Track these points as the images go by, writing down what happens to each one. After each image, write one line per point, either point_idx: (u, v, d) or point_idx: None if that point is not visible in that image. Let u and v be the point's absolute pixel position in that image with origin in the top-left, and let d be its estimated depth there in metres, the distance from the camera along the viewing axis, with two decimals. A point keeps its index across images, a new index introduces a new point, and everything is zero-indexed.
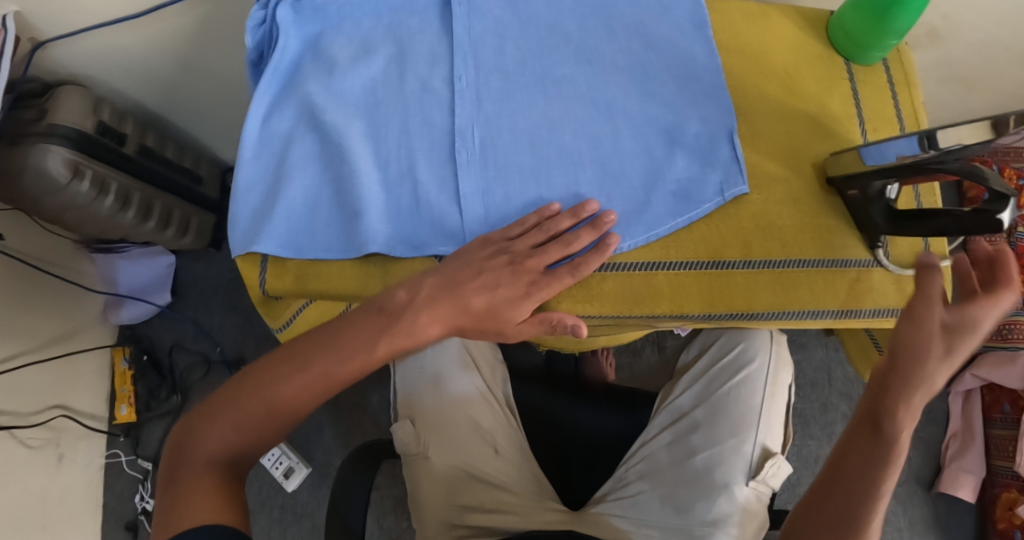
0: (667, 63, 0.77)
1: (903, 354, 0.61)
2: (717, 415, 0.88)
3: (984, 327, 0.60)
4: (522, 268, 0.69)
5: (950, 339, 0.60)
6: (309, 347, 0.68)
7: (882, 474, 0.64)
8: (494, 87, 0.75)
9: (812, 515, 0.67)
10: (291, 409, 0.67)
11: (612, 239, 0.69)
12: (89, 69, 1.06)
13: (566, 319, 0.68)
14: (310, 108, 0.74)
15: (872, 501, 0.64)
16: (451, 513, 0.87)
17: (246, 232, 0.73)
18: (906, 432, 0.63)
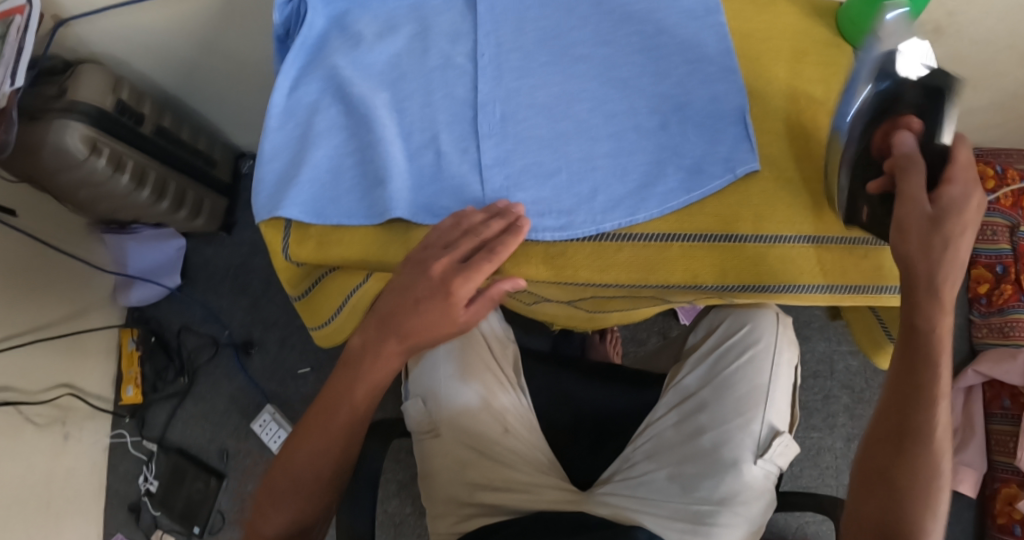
0: (678, 45, 0.75)
1: (906, 260, 0.65)
2: (723, 394, 0.85)
3: (967, 203, 0.64)
4: (432, 269, 0.69)
5: (938, 228, 0.64)
6: (307, 419, 0.77)
7: (937, 376, 0.66)
8: (514, 64, 0.75)
9: (883, 443, 0.69)
10: (309, 465, 0.75)
11: (520, 220, 0.68)
12: (111, 49, 1.08)
13: (501, 285, 0.70)
14: (336, 80, 0.76)
15: (932, 408, 0.67)
16: (462, 490, 0.82)
17: (271, 197, 0.74)
18: (947, 323, 0.66)
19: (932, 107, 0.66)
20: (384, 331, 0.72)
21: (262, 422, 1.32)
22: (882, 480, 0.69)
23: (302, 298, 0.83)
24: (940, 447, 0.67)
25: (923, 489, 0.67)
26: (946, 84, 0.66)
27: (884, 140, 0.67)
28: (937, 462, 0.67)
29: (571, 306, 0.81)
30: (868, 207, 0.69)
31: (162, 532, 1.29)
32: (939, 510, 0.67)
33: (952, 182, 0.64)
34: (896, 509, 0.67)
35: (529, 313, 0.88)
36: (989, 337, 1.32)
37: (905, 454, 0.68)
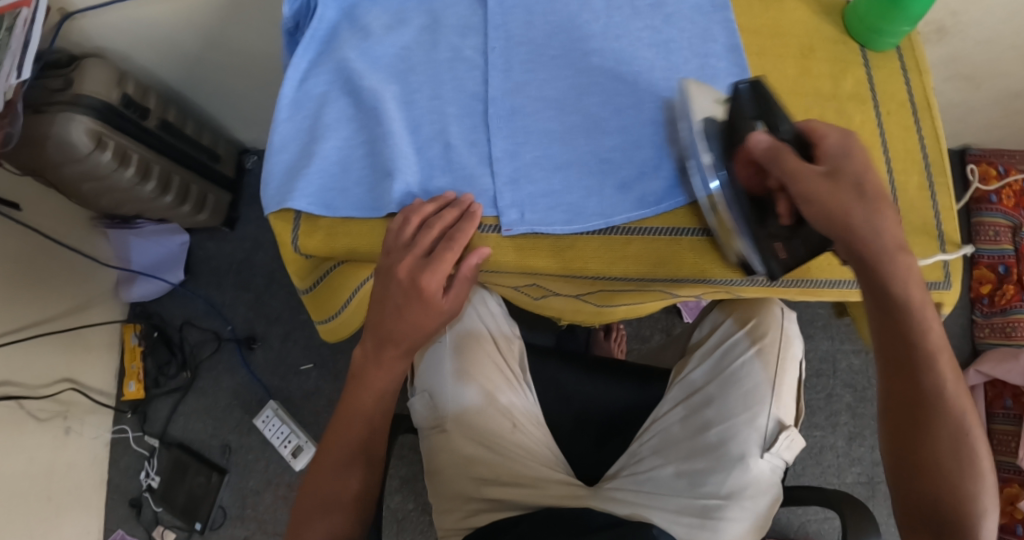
0: (688, 41, 0.76)
1: (833, 223, 0.62)
2: (729, 388, 0.85)
3: (851, 147, 0.64)
4: (398, 270, 0.70)
5: (839, 179, 0.63)
6: (326, 445, 0.77)
7: (928, 337, 0.64)
8: (524, 58, 0.75)
9: (902, 421, 0.67)
10: (342, 486, 0.74)
11: (473, 205, 0.71)
12: (116, 42, 1.08)
13: (470, 262, 0.71)
14: (346, 72, 0.76)
15: (934, 370, 0.64)
16: (468, 485, 0.82)
17: (279, 188, 0.75)
18: (909, 276, 0.63)
19: (758, 108, 0.67)
20: (381, 346, 0.74)
21: (265, 417, 1.32)
22: (912, 457, 0.66)
23: (309, 290, 0.82)
24: (959, 406, 0.65)
25: (956, 453, 0.64)
26: (758, 85, 0.67)
27: (749, 172, 0.66)
28: (961, 420, 0.65)
29: (580, 300, 0.82)
30: (781, 246, 0.67)
31: (163, 528, 1.29)
32: (983, 466, 0.64)
33: (827, 138, 0.64)
34: (938, 483, 0.65)
35: (536, 309, 0.88)
36: (991, 337, 1.32)
37: (927, 429, 0.65)
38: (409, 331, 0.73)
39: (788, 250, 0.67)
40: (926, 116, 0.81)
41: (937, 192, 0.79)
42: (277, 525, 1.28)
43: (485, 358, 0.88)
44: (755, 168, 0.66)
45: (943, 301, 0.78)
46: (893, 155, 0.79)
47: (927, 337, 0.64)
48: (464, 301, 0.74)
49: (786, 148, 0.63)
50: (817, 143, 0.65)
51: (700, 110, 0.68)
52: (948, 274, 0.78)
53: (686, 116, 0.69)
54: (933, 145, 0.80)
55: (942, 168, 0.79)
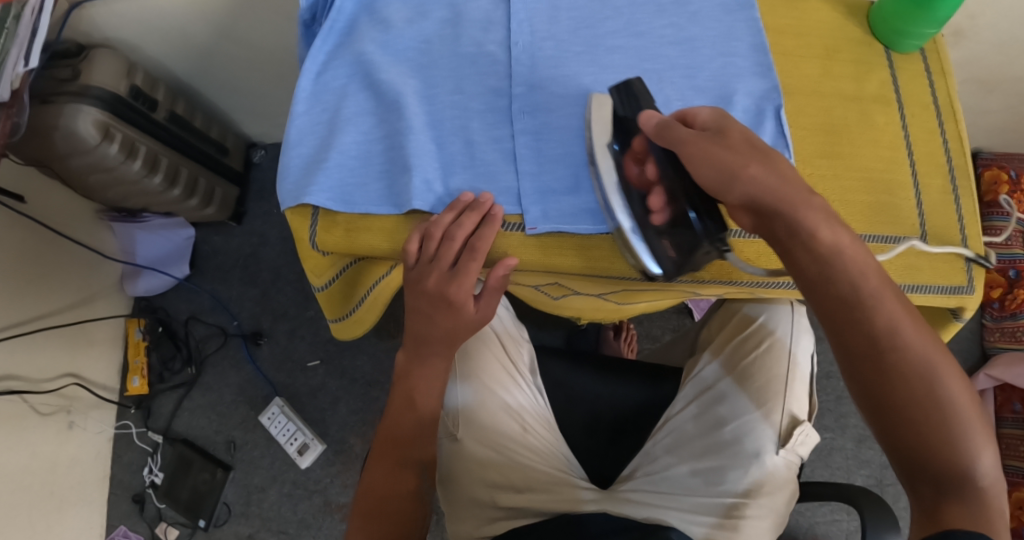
0: (713, 39, 0.75)
1: (736, 177, 0.62)
2: (741, 384, 0.84)
3: (722, 113, 0.66)
4: (427, 285, 0.70)
5: (727, 136, 0.63)
6: (372, 469, 0.75)
7: (864, 279, 0.61)
8: (548, 53, 0.75)
9: (865, 374, 0.61)
10: (396, 488, 0.74)
11: (495, 209, 0.69)
12: (125, 33, 1.06)
13: (497, 271, 0.70)
14: (366, 65, 0.76)
15: (874, 313, 0.60)
16: (480, 492, 0.81)
17: (296, 182, 0.74)
18: (823, 217, 0.61)
19: (632, 104, 0.69)
20: (416, 354, 0.74)
21: (271, 414, 1.30)
22: (886, 410, 0.60)
23: (324, 288, 0.81)
24: (920, 343, 0.59)
25: (930, 392, 0.59)
26: (626, 83, 0.70)
27: (635, 167, 0.68)
28: (925, 356, 0.60)
29: (601, 299, 0.81)
30: (669, 241, 0.67)
31: (167, 525, 1.28)
32: (962, 399, 0.59)
33: (693, 111, 0.66)
34: (920, 430, 0.59)
35: (554, 309, 0.88)
36: (1000, 342, 1.32)
37: (888, 375, 0.60)
38: (439, 335, 0.72)
39: (676, 245, 0.67)
40: (950, 121, 0.80)
41: (961, 197, 0.78)
42: (282, 522, 1.27)
43: (491, 361, 0.87)
44: (638, 162, 0.68)
45: (965, 305, 0.76)
46: (918, 159, 0.78)
47: (862, 278, 0.61)
48: (495, 309, 0.74)
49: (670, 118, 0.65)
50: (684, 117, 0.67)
51: (599, 118, 0.70)
52: (971, 278, 0.76)
53: (588, 127, 0.71)
54: (957, 146, 0.79)
55: (967, 173, 0.78)
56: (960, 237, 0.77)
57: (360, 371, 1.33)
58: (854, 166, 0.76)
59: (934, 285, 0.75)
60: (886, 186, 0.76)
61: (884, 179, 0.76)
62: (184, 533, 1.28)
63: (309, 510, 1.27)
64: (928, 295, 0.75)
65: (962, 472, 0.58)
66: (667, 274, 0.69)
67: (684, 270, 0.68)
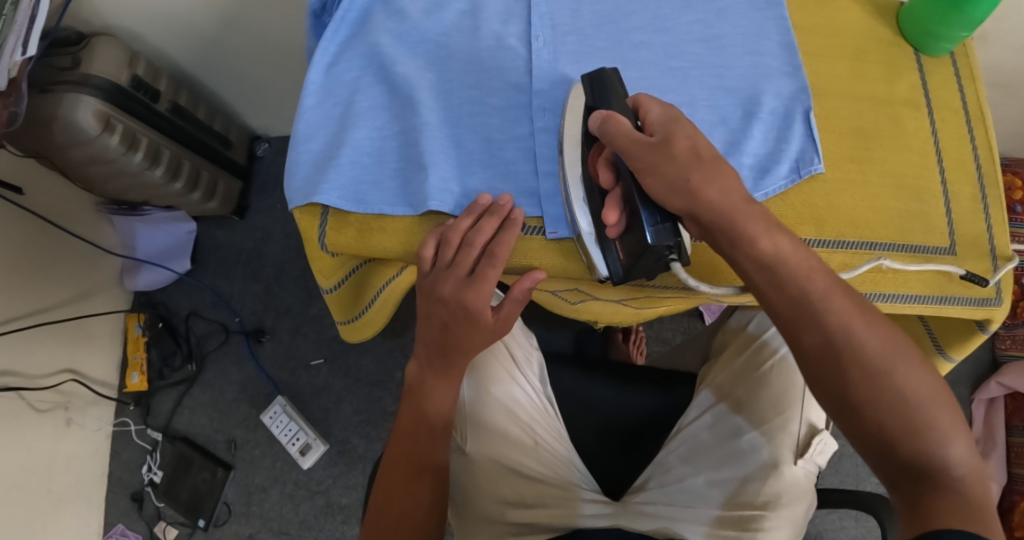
0: (741, 38, 0.77)
1: (675, 189, 0.60)
2: (758, 391, 0.81)
3: (677, 114, 0.62)
4: (442, 292, 0.67)
5: (672, 144, 0.60)
6: (382, 485, 0.71)
7: (811, 279, 0.59)
8: (570, 48, 0.74)
9: (826, 375, 0.59)
10: (412, 503, 0.69)
11: (518, 214, 0.66)
12: (126, 21, 1.03)
13: (522, 283, 0.67)
14: (379, 57, 0.73)
15: (823, 315, 0.59)
16: (493, 508, 0.78)
17: (307, 180, 0.71)
18: (764, 227, 0.59)
19: (599, 96, 0.67)
20: (430, 363, 0.71)
21: (273, 414, 1.28)
22: (850, 409, 0.59)
23: (332, 290, 0.78)
24: (874, 339, 0.59)
25: (891, 387, 0.58)
26: (598, 73, 0.67)
27: (597, 162, 0.67)
28: (881, 352, 0.59)
29: (620, 305, 0.79)
30: (620, 244, 0.66)
31: (165, 524, 1.25)
32: (926, 390, 0.58)
33: (650, 111, 0.63)
34: (887, 427, 0.58)
35: (572, 314, 0.84)
36: (1014, 350, 1.27)
37: (847, 374, 0.59)
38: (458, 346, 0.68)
39: (627, 251, 0.66)
40: (979, 125, 0.79)
41: (990, 205, 0.76)
42: (284, 523, 1.25)
43: (497, 372, 0.84)
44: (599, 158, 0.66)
45: (993, 317, 0.75)
46: (948, 164, 0.77)
47: (807, 277, 0.59)
48: (515, 321, 0.70)
49: (622, 118, 0.62)
50: (642, 118, 0.64)
51: (570, 111, 0.69)
52: (999, 290, 0.75)
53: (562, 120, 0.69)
54: (987, 155, 0.78)
55: (996, 181, 0.77)
56: (989, 248, 0.75)
57: (364, 370, 1.31)
58: (885, 170, 0.76)
59: (964, 297, 0.74)
60: (917, 193, 0.76)
61: (915, 186, 0.76)
62: (184, 533, 1.25)
63: (310, 511, 1.25)
64: (957, 307, 0.74)
65: (937, 464, 0.57)
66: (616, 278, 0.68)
67: (633, 276, 0.67)
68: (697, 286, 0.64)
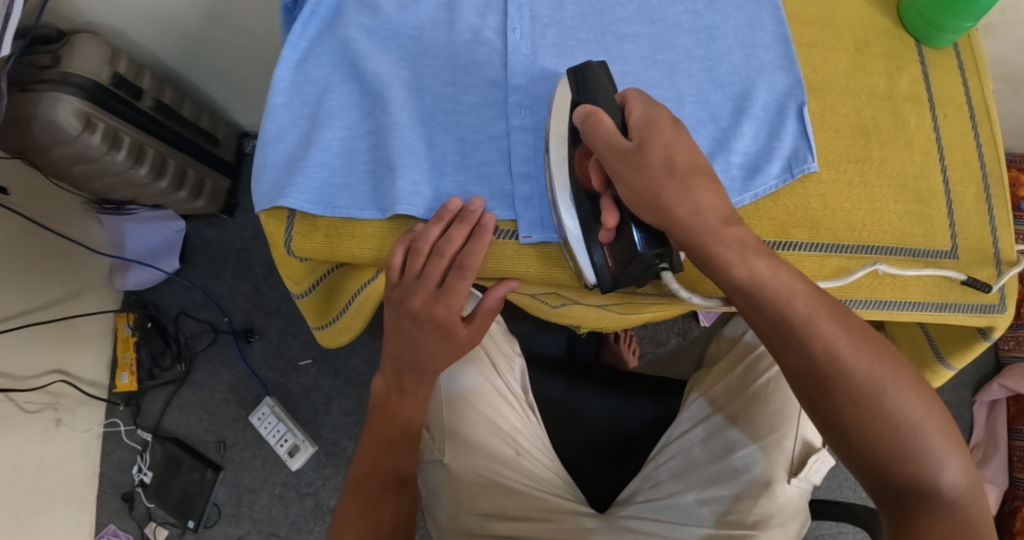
0: (735, 28, 0.73)
1: (645, 204, 0.59)
2: (753, 407, 0.78)
3: (657, 118, 0.59)
4: (414, 304, 0.67)
5: (646, 153, 0.58)
6: (347, 504, 0.72)
7: (793, 304, 0.58)
8: (551, 41, 0.71)
9: (813, 395, 0.59)
10: (375, 520, 0.70)
11: (486, 219, 0.65)
12: (108, 18, 1.00)
13: (496, 291, 0.69)
14: (350, 53, 0.71)
15: (811, 337, 0.57)
16: (472, 521, 0.76)
17: (274, 182, 0.69)
18: (736, 251, 0.58)
19: (584, 91, 0.63)
20: (402, 376, 0.73)
21: (261, 415, 1.27)
22: (840, 432, 0.58)
23: (304, 295, 0.77)
24: (863, 364, 0.57)
25: (881, 413, 0.57)
26: (583, 67, 0.63)
27: (584, 162, 0.64)
28: (872, 376, 0.57)
29: (603, 310, 0.77)
30: (609, 250, 0.63)
31: (156, 525, 1.25)
32: (918, 413, 0.57)
33: (632, 112, 0.60)
34: (876, 452, 0.58)
35: (553, 317, 0.84)
36: (1016, 350, 1.23)
37: (836, 394, 0.58)
38: (429, 360, 0.71)
39: (616, 257, 0.63)
40: (984, 121, 0.75)
41: (994, 206, 0.74)
42: (273, 525, 1.24)
43: (482, 380, 0.82)
44: (587, 156, 0.63)
45: (996, 325, 0.72)
46: (950, 163, 0.74)
47: (789, 300, 0.58)
48: (488, 328, 0.73)
49: (606, 117, 0.60)
50: (624, 118, 0.61)
51: (557, 106, 0.65)
52: (1003, 296, 0.71)
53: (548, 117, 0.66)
54: (991, 151, 0.75)
55: (1000, 180, 0.74)
56: (993, 253, 0.73)
57: (353, 371, 1.30)
58: (885, 171, 0.73)
59: (963, 304, 0.71)
60: (919, 194, 0.73)
61: (915, 187, 0.73)
62: (175, 533, 1.25)
63: (300, 513, 1.24)
64: (958, 314, 0.71)
65: (928, 485, 0.57)
66: (603, 286, 0.64)
67: (623, 282, 0.64)
68: (690, 297, 0.62)
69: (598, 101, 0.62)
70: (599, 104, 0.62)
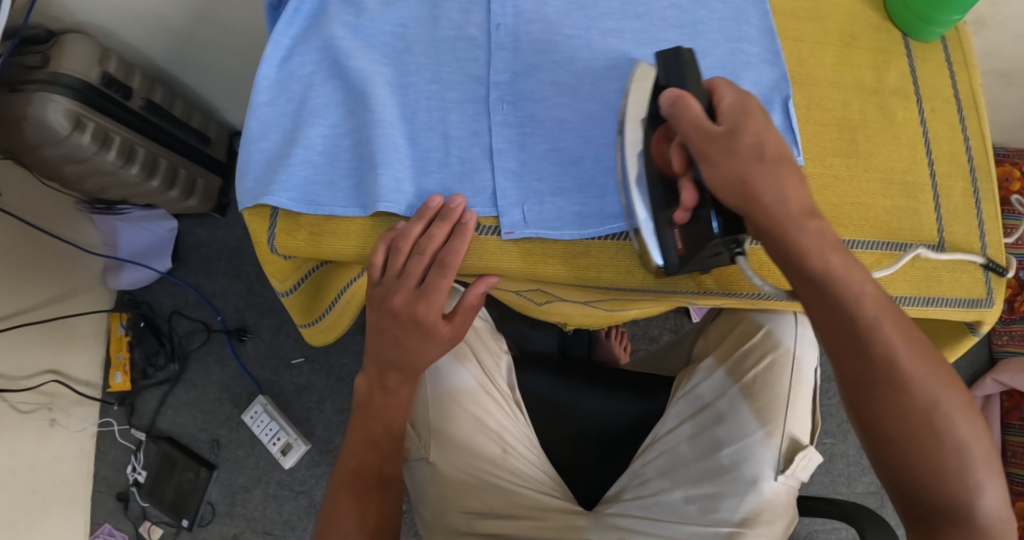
0: (720, 22, 0.73)
1: (731, 187, 0.58)
2: (740, 405, 0.77)
3: (749, 105, 0.59)
4: (392, 304, 0.68)
5: (738, 139, 0.58)
6: (333, 502, 0.73)
7: (861, 305, 0.58)
8: (535, 36, 0.70)
9: (861, 401, 0.60)
10: (359, 521, 0.72)
11: (468, 217, 0.66)
12: (96, 17, 1.00)
13: (474, 287, 0.70)
14: (333, 50, 0.70)
15: (872, 342, 0.58)
16: (459, 518, 0.77)
17: (258, 181, 0.70)
18: (816, 243, 0.58)
19: (673, 75, 0.61)
20: (385, 373, 0.73)
21: (254, 413, 1.28)
22: (880, 440, 0.60)
23: (289, 294, 0.76)
24: (920, 376, 0.58)
25: (928, 428, 0.59)
26: (676, 50, 0.61)
27: (662, 145, 0.61)
28: (924, 388, 0.59)
29: (589, 306, 0.77)
30: (680, 232, 0.61)
31: (150, 524, 1.26)
32: (964, 431, 0.59)
33: (723, 98, 0.60)
34: (915, 466, 0.60)
35: (540, 314, 0.86)
36: (1009, 346, 1.23)
37: (884, 401, 0.59)
38: (411, 359, 0.72)
39: (687, 241, 0.61)
40: (972, 115, 0.75)
41: (982, 200, 0.73)
42: (267, 524, 1.25)
43: (469, 377, 0.82)
44: (667, 140, 0.61)
45: (984, 320, 0.72)
46: (937, 157, 0.74)
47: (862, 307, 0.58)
48: (471, 323, 0.73)
49: (694, 102, 0.58)
50: (712, 102, 0.60)
51: (637, 88, 0.63)
52: (990, 291, 0.71)
53: (624, 96, 0.63)
54: (979, 146, 0.74)
55: (987, 174, 0.74)
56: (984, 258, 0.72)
57: (346, 369, 1.30)
58: (872, 166, 0.72)
59: (950, 297, 0.71)
60: (907, 189, 0.72)
61: (903, 181, 0.72)
62: (169, 533, 1.25)
63: (293, 512, 1.25)
64: (945, 308, 0.71)
65: (960, 501, 0.59)
66: (670, 268, 0.63)
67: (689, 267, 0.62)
68: (762, 284, 0.60)
69: (686, 85, 0.60)
70: (687, 87, 0.60)
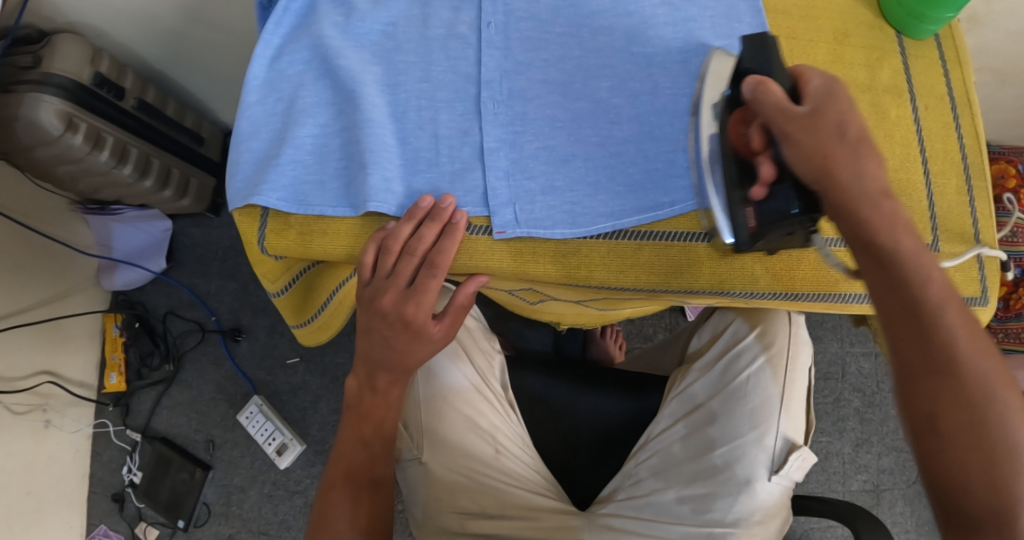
0: (712, 20, 0.70)
1: (810, 162, 0.57)
2: (733, 405, 0.77)
3: (836, 88, 0.59)
4: (380, 304, 0.68)
5: (822, 118, 0.57)
6: (325, 503, 0.73)
7: (929, 289, 0.57)
8: (526, 34, 0.70)
9: (915, 389, 0.58)
10: (350, 521, 0.72)
11: (458, 217, 0.66)
12: (87, 17, 0.99)
13: (465, 286, 0.70)
14: (322, 50, 0.70)
15: (935, 328, 0.57)
16: (451, 519, 0.77)
17: (247, 181, 0.70)
18: (893, 222, 0.57)
19: (759, 58, 0.61)
20: (375, 374, 0.73)
21: (249, 413, 1.27)
22: (930, 434, 0.58)
23: (280, 294, 0.76)
24: (979, 368, 0.57)
25: (981, 426, 0.57)
26: (762, 36, 0.61)
27: (741, 127, 0.61)
28: (981, 386, 0.57)
29: (582, 305, 0.77)
30: (752, 211, 0.61)
31: (146, 525, 1.25)
32: (1020, 435, 0.57)
33: (809, 81, 0.59)
34: (965, 467, 0.57)
35: (532, 313, 0.86)
36: None
37: (941, 393, 0.57)
38: (400, 360, 0.71)
39: (759, 219, 0.61)
40: (966, 113, 0.75)
41: (976, 198, 0.73)
42: (263, 524, 1.25)
43: (464, 377, 0.82)
44: (745, 122, 0.61)
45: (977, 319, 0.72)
46: (930, 155, 0.73)
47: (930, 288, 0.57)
48: (462, 322, 0.73)
49: (776, 86, 0.58)
50: (798, 85, 0.60)
51: (713, 74, 0.65)
52: (985, 289, 0.72)
53: (700, 82, 0.66)
54: (973, 144, 0.74)
55: (982, 173, 0.74)
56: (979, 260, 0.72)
57: (340, 368, 1.29)
58: None
59: None
60: (900, 187, 0.72)
61: (897, 179, 0.72)
62: (165, 533, 1.25)
63: (289, 511, 1.25)
64: None
65: (1009, 509, 0.56)
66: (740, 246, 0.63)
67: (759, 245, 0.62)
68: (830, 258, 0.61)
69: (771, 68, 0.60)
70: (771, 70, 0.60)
